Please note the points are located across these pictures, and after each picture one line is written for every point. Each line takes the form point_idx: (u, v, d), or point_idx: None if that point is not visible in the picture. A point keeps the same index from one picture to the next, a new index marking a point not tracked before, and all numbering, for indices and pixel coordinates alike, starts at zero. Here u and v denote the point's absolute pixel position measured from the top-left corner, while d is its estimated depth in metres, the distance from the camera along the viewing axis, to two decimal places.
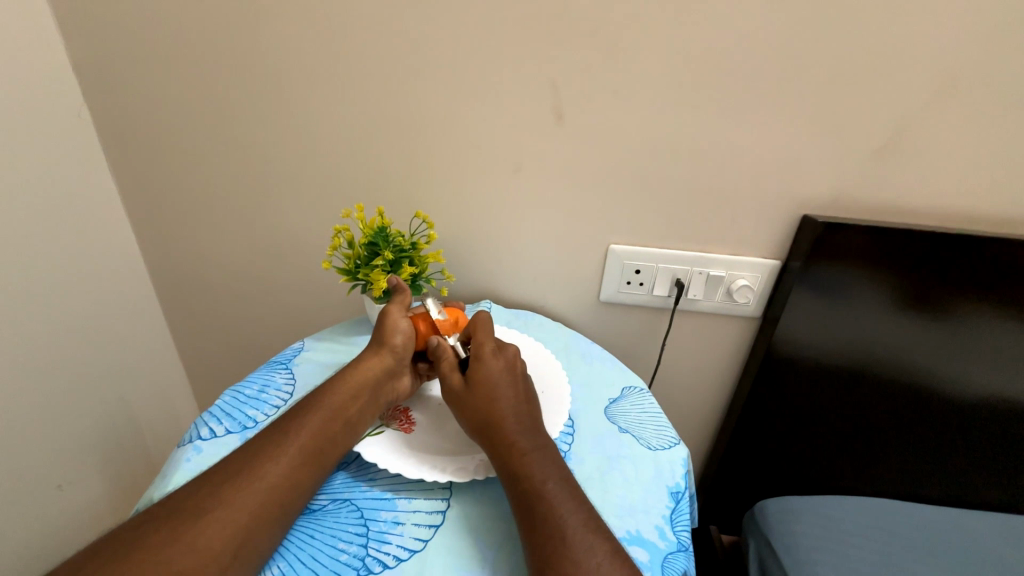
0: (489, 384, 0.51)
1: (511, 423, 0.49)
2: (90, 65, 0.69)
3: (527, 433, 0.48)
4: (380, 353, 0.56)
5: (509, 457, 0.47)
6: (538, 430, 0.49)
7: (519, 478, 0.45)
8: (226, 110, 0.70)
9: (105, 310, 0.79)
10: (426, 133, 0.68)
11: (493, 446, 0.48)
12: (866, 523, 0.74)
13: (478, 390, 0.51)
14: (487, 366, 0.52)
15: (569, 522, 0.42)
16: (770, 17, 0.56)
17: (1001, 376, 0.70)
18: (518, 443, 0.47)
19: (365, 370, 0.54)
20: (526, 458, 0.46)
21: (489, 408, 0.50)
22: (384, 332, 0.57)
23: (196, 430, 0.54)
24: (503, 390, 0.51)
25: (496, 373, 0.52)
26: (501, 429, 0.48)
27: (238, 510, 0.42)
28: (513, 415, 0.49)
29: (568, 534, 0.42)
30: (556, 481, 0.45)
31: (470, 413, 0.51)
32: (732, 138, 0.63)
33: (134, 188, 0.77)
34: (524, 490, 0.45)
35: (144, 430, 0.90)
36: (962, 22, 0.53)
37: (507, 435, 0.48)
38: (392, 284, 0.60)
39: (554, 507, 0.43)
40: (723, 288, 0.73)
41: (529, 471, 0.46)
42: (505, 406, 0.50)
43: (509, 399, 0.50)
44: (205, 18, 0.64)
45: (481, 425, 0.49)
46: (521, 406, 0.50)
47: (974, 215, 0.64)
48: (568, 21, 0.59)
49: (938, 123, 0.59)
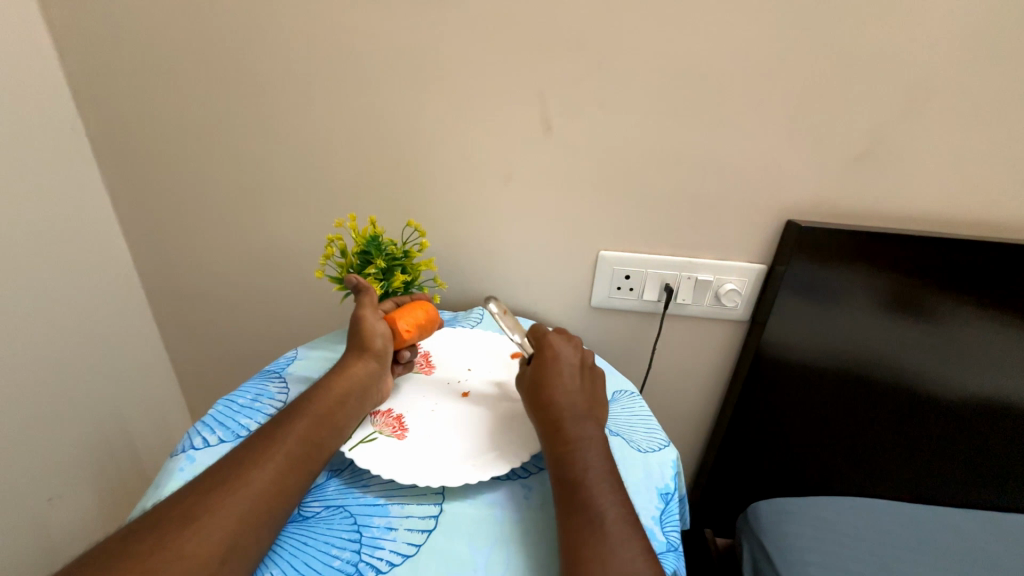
0: (551, 379, 0.53)
1: (565, 411, 0.50)
2: (86, 79, 0.69)
3: (579, 423, 0.50)
4: (363, 357, 0.57)
5: (558, 444, 0.49)
6: (589, 422, 0.50)
7: (565, 463, 0.47)
8: (219, 121, 0.70)
9: (98, 321, 0.78)
10: (417, 143, 0.69)
11: (547, 432, 0.50)
12: (857, 523, 0.75)
13: (538, 380, 0.54)
14: (552, 363, 0.54)
15: (606, 512, 0.43)
16: (749, 31, 0.58)
17: (985, 376, 0.72)
18: (569, 432, 0.49)
19: (349, 376, 0.55)
20: (573, 446, 0.48)
21: (548, 400, 0.52)
22: (363, 338, 0.58)
23: (189, 440, 0.54)
24: (564, 382, 0.53)
25: (559, 370, 0.54)
26: (555, 417, 0.50)
27: (225, 517, 0.42)
28: (568, 404, 0.51)
29: (606, 521, 0.42)
30: (599, 472, 0.46)
31: (531, 401, 0.53)
32: (715, 146, 0.64)
33: (128, 199, 0.78)
34: (569, 476, 0.46)
35: (135, 441, 0.89)
36: (929, 35, 0.56)
37: (561, 423, 0.50)
38: (353, 284, 0.59)
39: (593, 495, 0.44)
40: (711, 292, 0.74)
41: (573, 459, 0.47)
42: (562, 396, 0.52)
43: (567, 389, 0.52)
44: (199, 33, 0.65)
45: (540, 413, 0.52)
46: (579, 396, 0.52)
47: (951, 220, 0.65)
48: (553, 34, 0.60)
49: (912, 130, 0.61)
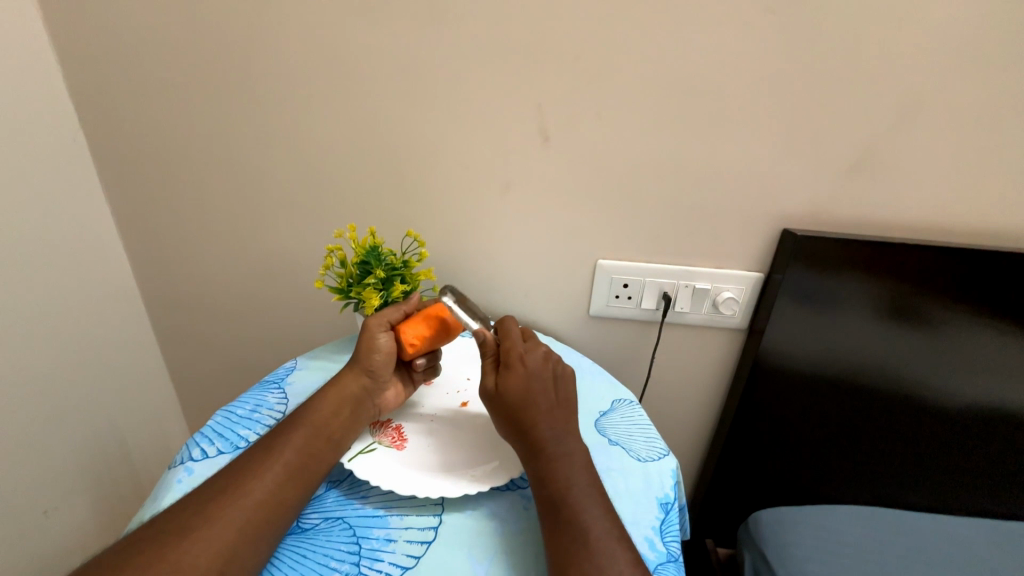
0: (521, 392, 0.50)
1: (541, 426, 0.49)
2: (89, 93, 0.70)
3: (556, 439, 0.48)
4: (358, 372, 0.56)
5: (536, 461, 0.48)
6: (567, 436, 0.49)
7: (548, 481, 0.47)
8: (220, 133, 0.71)
9: (97, 331, 0.78)
10: (417, 154, 0.70)
11: (524, 447, 0.49)
12: (859, 532, 0.74)
13: (509, 396, 0.50)
14: (519, 370, 0.51)
15: (594, 528, 0.43)
16: (743, 45, 0.59)
17: (983, 383, 0.72)
18: (546, 449, 0.48)
19: (342, 391, 0.55)
20: (556, 463, 0.47)
21: (519, 416, 0.49)
22: (363, 350, 0.57)
23: (187, 452, 0.54)
24: (535, 398, 0.50)
25: (526, 383, 0.51)
26: (531, 434, 0.49)
27: (222, 529, 0.43)
28: (543, 420, 0.49)
29: (593, 539, 0.43)
30: (582, 488, 0.46)
31: (503, 417, 0.51)
32: (711, 157, 0.65)
33: (129, 211, 0.78)
34: (552, 494, 0.46)
35: (132, 452, 0.88)
36: (918, 47, 0.57)
37: (538, 439, 0.48)
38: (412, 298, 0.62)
39: (580, 511, 0.44)
40: (709, 301, 0.74)
41: (556, 475, 0.47)
42: (535, 413, 0.49)
43: (542, 403, 0.50)
44: (203, 47, 0.66)
45: (513, 427, 0.50)
46: (553, 410, 0.50)
47: (944, 227, 0.66)
48: (551, 48, 0.62)
49: (903, 141, 0.62)
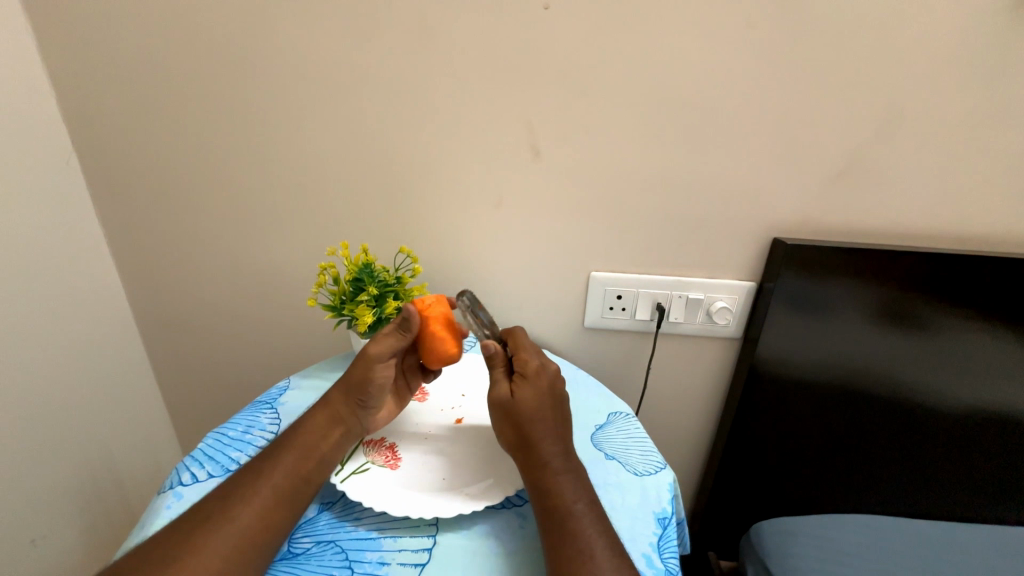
0: (531, 405, 0.49)
1: (547, 440, 0.48)
2: (83, 117, 0.71)
3: (561, 454, 0.48)
4: (348, 400, 0.54)
5: (540, 475, 0.47)
6: (570, 451, 0.49)
7: (551, 495, 0.46)
8: (212, 154, 0.71)
9: (88, 353, 0.78)
10: (408, 170, 0.70)
11: (527, 461, 0.48)
12: (861, 542, 0.73)
13: (518, 409, 0.49)
14: (533, 383, 0.50)
15: (595, 544, 0.43)
16: (725, 59, 0.60)
17: (979, 387, 0.72)
18: (551, 463, 0.47)
19: (331, 415, 0.54)
20: (558, 478, 0.47)
21: (526, 429, 0.49)
22: (359, 376, 0.54)
23: (177, 477, 0.53)
24: (543, 413, 0.49)
25: (538, 397, 0.50)
26: (536, 448, 0.48)
27: (209, 556, 0.42)
28: (548, 434, 0.49)
29: (596, 555, 0.42)
30: (584, 503, 0.46)
31: (509, 429, 0.50)
32: (699, 169, 0.66)
33: (121, 232, 0.78)
34: (554, 509, 0.45)
35: (122, 476, 0.86)
36: (895, 60, 0.59)
37: (543, 454, 0.48)
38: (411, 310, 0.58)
39: (583, 525, 0.44)
40: (703, 310, 0.74)
41: (559, 490, 0.46)
42: (542, 427, 0.49)
43: (548, 417, 0.49)
44: (196, 70, 0.67)
45: (518, 439, 0.49)
46: (558, 425, 0.50)
47: (932, 234, 0.67)
48: (539, 66, 0.63)
49: (885, 150, 0.63)
